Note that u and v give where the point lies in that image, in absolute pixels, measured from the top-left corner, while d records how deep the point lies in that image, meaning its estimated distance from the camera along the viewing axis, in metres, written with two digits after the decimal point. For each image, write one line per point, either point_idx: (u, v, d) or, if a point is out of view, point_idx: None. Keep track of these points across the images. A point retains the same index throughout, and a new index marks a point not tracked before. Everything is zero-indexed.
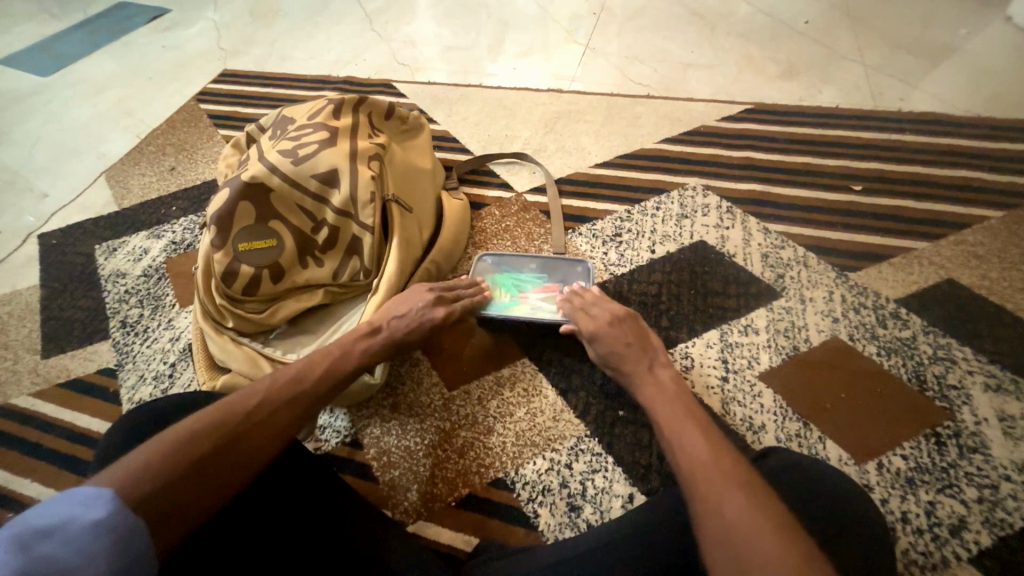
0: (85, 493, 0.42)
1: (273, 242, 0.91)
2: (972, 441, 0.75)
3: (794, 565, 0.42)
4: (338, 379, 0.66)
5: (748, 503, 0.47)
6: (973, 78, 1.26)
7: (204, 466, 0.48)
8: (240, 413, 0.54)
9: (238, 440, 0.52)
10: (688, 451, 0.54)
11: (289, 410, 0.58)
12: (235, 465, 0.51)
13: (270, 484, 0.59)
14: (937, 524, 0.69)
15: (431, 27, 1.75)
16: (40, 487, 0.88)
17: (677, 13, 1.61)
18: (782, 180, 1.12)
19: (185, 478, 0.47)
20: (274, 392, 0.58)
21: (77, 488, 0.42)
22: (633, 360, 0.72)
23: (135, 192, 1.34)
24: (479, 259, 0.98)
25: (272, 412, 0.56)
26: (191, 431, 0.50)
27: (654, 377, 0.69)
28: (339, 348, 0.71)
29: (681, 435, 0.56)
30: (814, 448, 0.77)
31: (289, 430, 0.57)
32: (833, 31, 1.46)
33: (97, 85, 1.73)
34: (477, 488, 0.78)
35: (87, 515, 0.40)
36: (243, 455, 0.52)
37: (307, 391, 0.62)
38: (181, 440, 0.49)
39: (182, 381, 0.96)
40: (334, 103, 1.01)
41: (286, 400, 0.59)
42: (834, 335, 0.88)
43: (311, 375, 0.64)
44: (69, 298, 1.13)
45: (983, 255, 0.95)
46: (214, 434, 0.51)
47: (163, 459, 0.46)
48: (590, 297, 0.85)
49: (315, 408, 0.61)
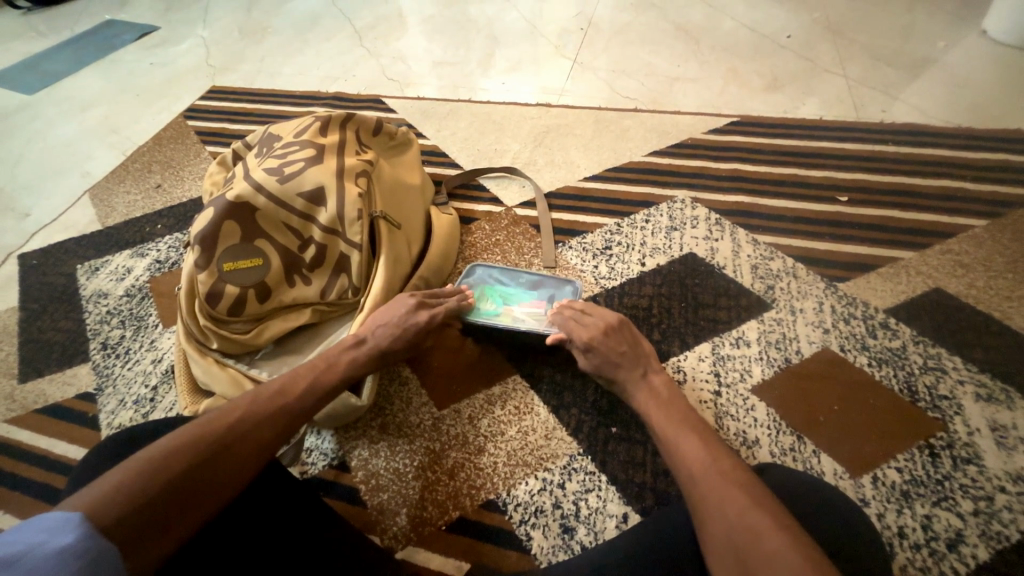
0: (51, 520, 0.40)
1: (259, 261, 0.89)
2: (965, 452, 0.75)
3: (799, 556, 0.43)
4: (322, 392, 0.66)
5: (748, 499, 0.49)
6: (953, 90, 1.29)
7: (181, 484, 0.47)
8: (221, 430, 0.53)
9: (218, 456, 0.51)
10: (687, 457, 0.56)
11: (270, 424, 0.57)
12: (215, 483, 0.49)
13: (255, 502, 0.58)
14: (934, 539, 0.68)
15: (420, 43, 1.76)
16: (12, 518, 0.84)
17: (664, 28, 1.64)
18: (770, 192, 1.13)
19: (162, 498, 0.45)
20: (255, 407, 0.57)
21: (43, 515, 0.40)
22: (628, 368, 0.72)
23: (120, 211, 1.32)
24: (472, 267, 0.98)
25: (252, 426, 0.55)
26: (168, 449, 0.48)
27: (649, 385, 0.70)
28: (323, 360, 0.70)
29: (679, 439, 0.59)
30: (809, 462, 0.76)
31: (271, 444, 0.56)
32: (816, 44, 1.49)
33: (83, 102, 1.72)
34: (468, 510, 0.76)
35: (54, 541, 0.38)
36: (224, 471, 0.50)
37: (291, 404, 0.61)
38: (155, 460, 0.47)
39: (165, 405, 0.93)
40: (320, 120, 1.01)
41: (268, 414, 0.58)
42: (825, 346, 0.88)
43: (295, 390, 0.63)
44: (49, 319, 1.10)
45: (969, 264, 0.96)
46: (192, 452, 0.49)
47: (137, 480, 0.45)
48: (581, 304, 0.83)
49: (298, 421, 0.61)
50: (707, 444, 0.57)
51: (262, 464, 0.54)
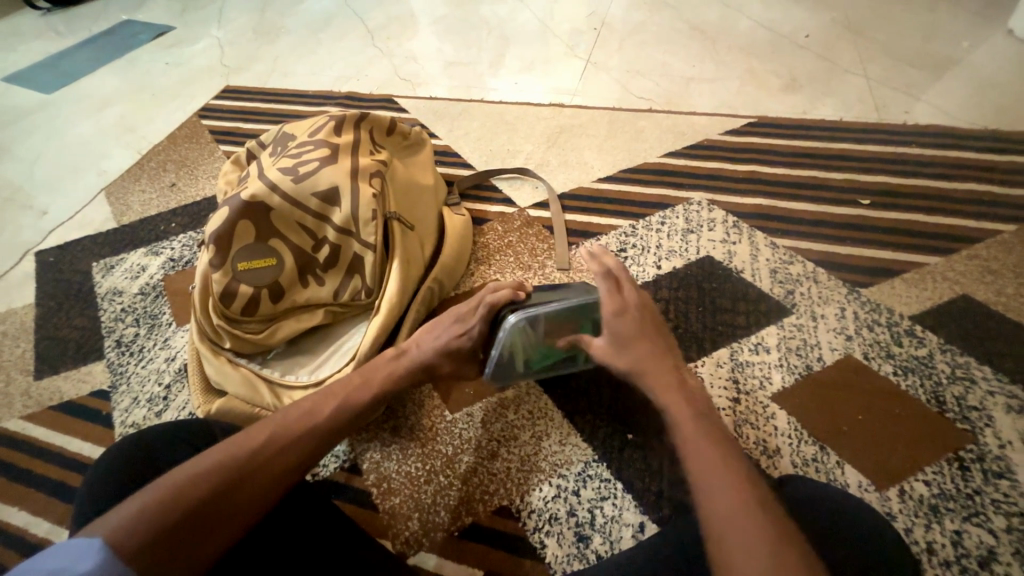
0: (75, 544, 0.42)
1: (273, 261, 0.89)
2: (997, 465, 0.72)
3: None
4: (351, 411, 0.65)
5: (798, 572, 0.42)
6: (979, 91, 1.25)
7: (205, 508, 0.48)
8: (249, 450, 0.54)
9: (242, 481, 0.51)
10: (707, 498, 0.49)
11: (298, 445, 0.57)
12: (232, 511, 0.50)
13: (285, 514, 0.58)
14: (965, 555, 0.66)
15: (433, 43, 1.75)
16: (28, 516, 0.85)
17: (678, 28, 1.62)
18: (789, 195, 1.10)
19: (183, 525, 0.47)
20: (282, 428, 0.58)
21: (68, 540, 0.43)
22: (646, 355, 0.66)
23: (135, 209, 1.33)
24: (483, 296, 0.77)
25: (283, 446, 0.56)
26: (188, 477, 0.49)
27: (668, 379, 0.64)
28: (360, 377, 0.70)
29: (699, 461, 0.52)
30: (832, 474, 0.74)
31: (299, 465, 0.56)
32: (835, 44, 1.45)
33: (100, 101, 1.74)
34: (481, 517, 0.75)
35: (74, 567, 0.41)
36: (245, 499, 0.51)
37: (320, 426, 0.61)
38: (180, 485, 0.49)
39: (177, 404, 0.94)
40: (335, 119, 1.00)
41: (297, 435, 0.58)
42: (848, 353, 0.86)
43: (326, 408, 0.63)
44: (64, 317, 1.11)
45: (998, 271, 0.92)
46: (216, 477, 0.51)
47: (162, 507, 0.47)
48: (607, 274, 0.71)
49: (332, 438, 0.62)
50: (734, 479, 0.50)
51: (285, 487, 0.54)
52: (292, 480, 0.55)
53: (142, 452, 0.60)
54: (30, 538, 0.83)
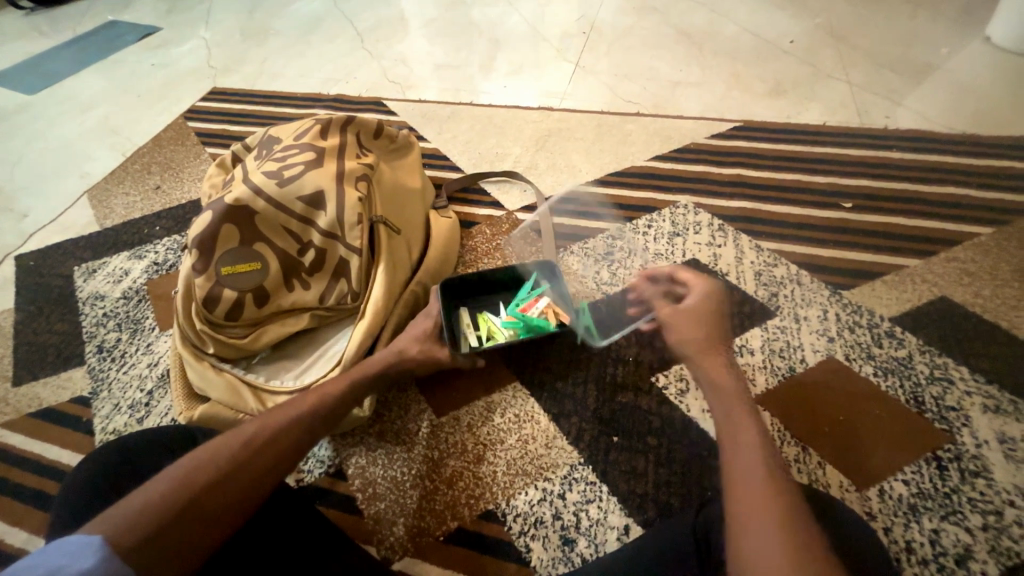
0: (73, 543, 0.42)
1: (257, 266, 0.88)
2: (974, 464, 0.74)
3: None
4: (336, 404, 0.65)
5: None
6: (958, 97, 1.28)
7: (200, 502, 0.48)
8: (240, 444, 0.54)
9: (236, 474, 0.51)
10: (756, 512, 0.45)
11: (287, 438, 0.57)
12: (226, 504, 0.49)
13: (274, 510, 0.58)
14: (942, 554, 0.67)
15: (423, 46, 1.75)
16: (4, 526, 0.83)
17: (666, 33, 1.63)
18: (773, 199, 1.12)
19: (177, 520, 0.47)
20: (270, 420, 0.58)
21: (66, 537, 0.42)
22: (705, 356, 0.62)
23: (119, 212, 1.31)
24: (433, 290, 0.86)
25: (273, 439, 0.56)
26: (180, 475, 0.49)
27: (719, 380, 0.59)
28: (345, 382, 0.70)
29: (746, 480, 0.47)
30: (814, 474, 0.75)
31: (288, 458, 0.56)
32: (819, 50, 1.48)
33: (83, 103, 1.71)
34: (467, 521, 0.75)
35: (73, 566, 0.41)
36: (239, 492, 0.51)
37: (309, 418, 0.61)
38: (173, 483, 0.48)
39: (160, 410, 0.92)
40: (321, 122, 1.00)
41: (287, 428, 0.58)
42: (829, 355, 0.87)
43: (314, 402, 0.63)
44: (44, 322, 1.09)
45: (975, 273, 0.94)
46: (208, 472, 0.50)
47: (158, 503, 0.46)
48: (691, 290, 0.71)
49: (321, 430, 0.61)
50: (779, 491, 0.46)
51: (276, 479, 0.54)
52: (282, 472, 0.55)
53: (122, 459, 0.59)
54: (6, 548, 0.81)
